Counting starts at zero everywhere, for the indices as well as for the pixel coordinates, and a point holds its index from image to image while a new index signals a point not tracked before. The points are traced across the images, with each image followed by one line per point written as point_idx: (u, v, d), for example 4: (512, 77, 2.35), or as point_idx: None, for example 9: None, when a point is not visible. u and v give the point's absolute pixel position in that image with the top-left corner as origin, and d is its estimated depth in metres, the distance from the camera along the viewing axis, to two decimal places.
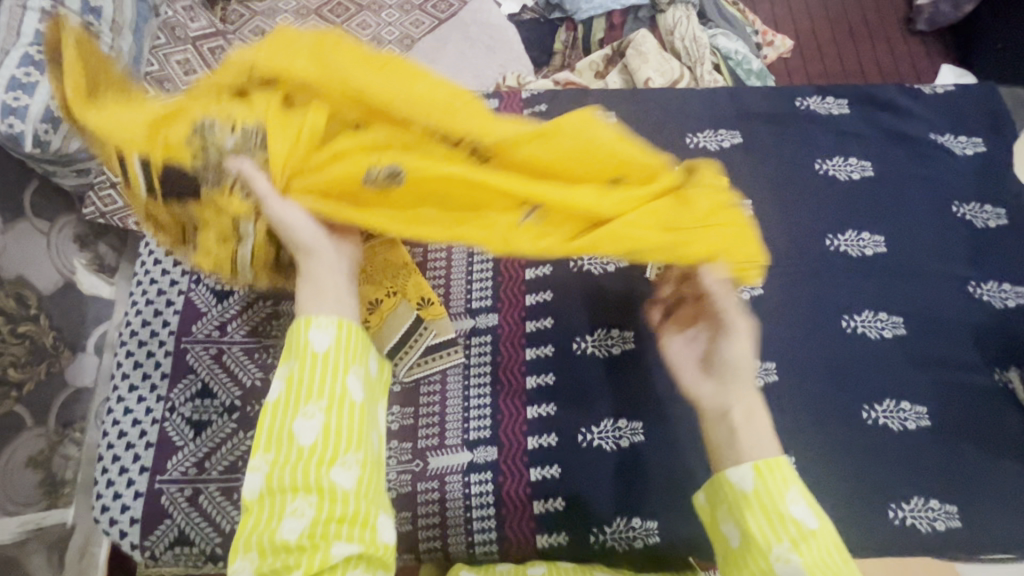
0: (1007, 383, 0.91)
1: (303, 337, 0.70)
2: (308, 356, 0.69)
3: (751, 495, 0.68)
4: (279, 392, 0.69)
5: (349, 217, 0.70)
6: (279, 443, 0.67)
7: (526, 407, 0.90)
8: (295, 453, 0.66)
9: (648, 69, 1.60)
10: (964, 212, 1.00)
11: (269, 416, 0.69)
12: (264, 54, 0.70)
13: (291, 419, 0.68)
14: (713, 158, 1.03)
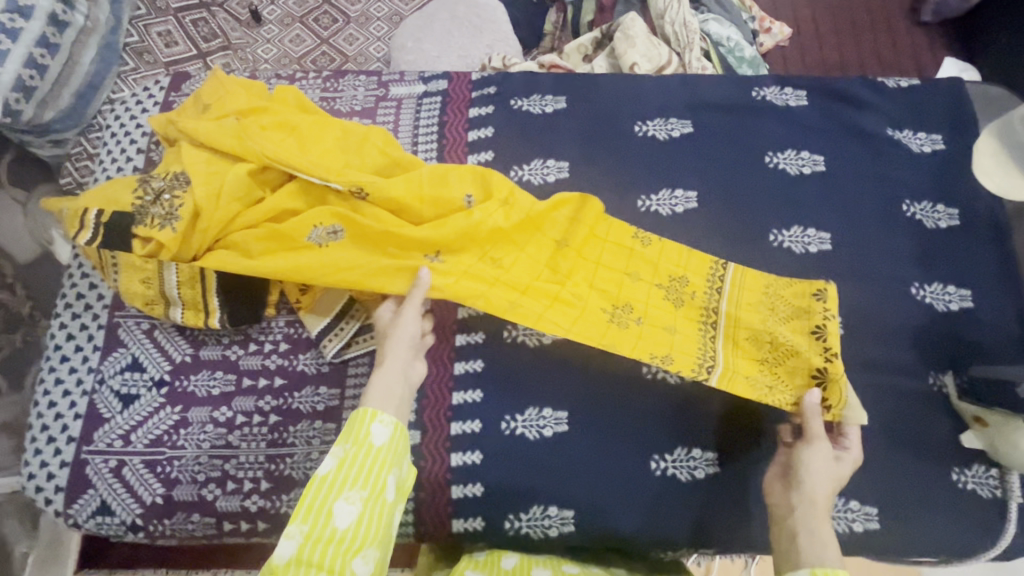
0: (942, 388, 0.90)
1: (366, 429, 0.69)
2: (366, 445, 0.68)
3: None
4: (329, 467, 0.65)
5: (296, 256, 0.86)
6: (318, 518, 0.63)
7: (453, 393, 0.90)
8: (328, 541, 0.62)
9: (635, 53, 1.51)
10: (913, 212, 0.98)
11: (313, 491, 0.64)
12: (211, 130, 0.90)
13: (333, 497, 0.64)
14: (660, 148, 1.02)
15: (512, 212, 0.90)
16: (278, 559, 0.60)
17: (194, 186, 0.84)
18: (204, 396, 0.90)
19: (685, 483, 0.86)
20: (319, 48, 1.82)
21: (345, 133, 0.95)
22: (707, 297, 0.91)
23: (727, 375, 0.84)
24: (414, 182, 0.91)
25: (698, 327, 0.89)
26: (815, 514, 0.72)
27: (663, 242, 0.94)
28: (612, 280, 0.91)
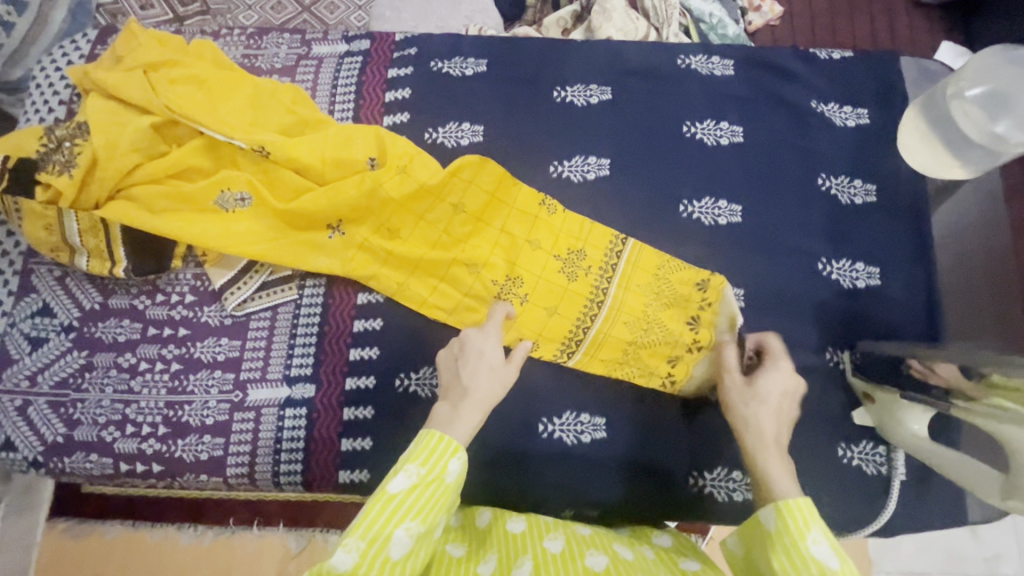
0: (838, 363, 0.89)
1: (443, 462, 0.63)
2: (437, 479, 0.62)
3: (775, 532, 0.59)
4: (400, 488, 0.60)
5: (198, 219, 0.90)
6: (375, 539, 0.57)
7: (350, 349, 0.92)
8: (377, 570, 0.57)
9: (610, 28, 1.39)
10: (830, 185, 0.96)
11: (379, 506, 0.59)
12: (115, 82, 0.90)
13: (394, 524, 0.59)
14: (577, 115, 1.01)
15: (406, 181, 0.92)
16: (331, 566, 0.55)
17: (93, 136, 0.86)
18: (110, 342, 0.92)
19: (570, 446, 0.87)
20: (301, 16, 1.65)
21: (253, 92, 0.95)
22: (600, 275, 0.92)
23: (589, 360, 0.90)
24: (317, 142, 0.92)
25: (589, 292, 0.92)
26: (772, 448, 0.68)
27: (568, 213, 0.95)
28: (511, 247, 0.93)
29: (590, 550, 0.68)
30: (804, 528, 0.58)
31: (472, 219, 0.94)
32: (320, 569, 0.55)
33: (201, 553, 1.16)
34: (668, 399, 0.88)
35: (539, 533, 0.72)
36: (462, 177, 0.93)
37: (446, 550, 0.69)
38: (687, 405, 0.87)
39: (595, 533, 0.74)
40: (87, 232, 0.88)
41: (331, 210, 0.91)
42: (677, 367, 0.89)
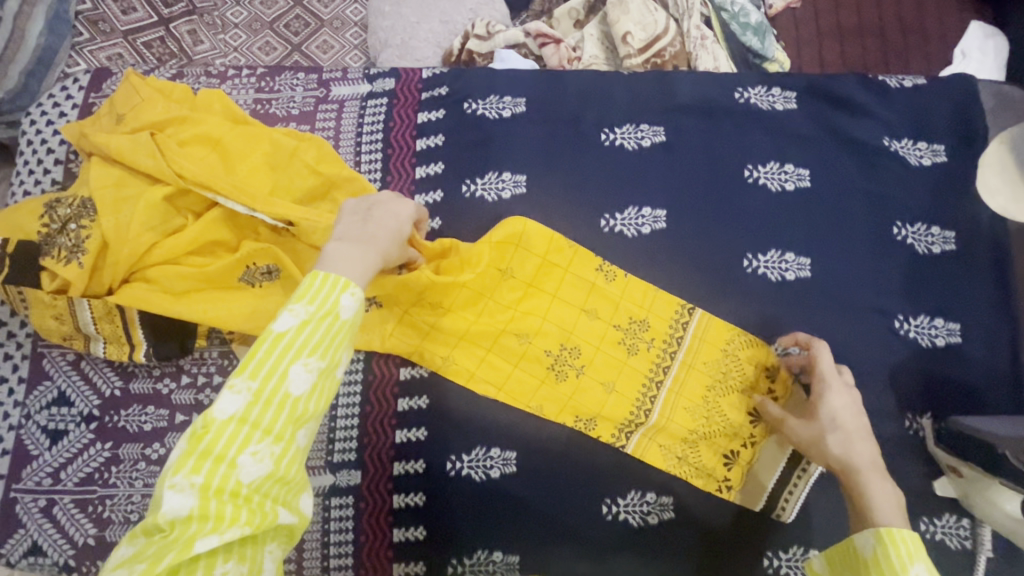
0: (917, 431, 0.84)
1: (334, 296, 0.59)
2: (331, 318, 0.58)
3: (873, 559, 0.58)
4: (290, 328, 0.57)
5: (221, 299, 0.82)
6: (269, 377, 0.55)
7: (395, 430, 0.85)
8: (232, 434, 0.53)
9: (628, 21, 1.19)
10: (906, 234, 0.89)
11: (264, 349, 0.56)
12: (117, 147, 0.80)
13: (288, 361, 0.56)
14: (628, 159, 0.92)
15: (448, 251, 0.85)
16: (220, 420, 0.53)
17: (102, 216, 0.78)
18: (135, 431, 0.85)
19: (637, 528, 0.82)
20: (294, 11, 1.42)
21: (271, 149, 0.86)
22: (664, 350, 0.86)
23: (650, 440, 0.84)
24: None
25: (650, 366, 0.86)
26: (873, 469, 0.67)
27: (628, 277, 0.88)
28: (567, 318, 0.86)
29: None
30: (904, 560, 0.56)
31: (521, 284, 0.87)
32: (204, 413, 0.53)
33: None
34: (733, 481, 0.83)
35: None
36: (509, 239, 0.87)
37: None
38: (751, 488, 0.83)
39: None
40: (104, 320, 0.80)
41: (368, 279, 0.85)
42: (747, 447, 0.84)
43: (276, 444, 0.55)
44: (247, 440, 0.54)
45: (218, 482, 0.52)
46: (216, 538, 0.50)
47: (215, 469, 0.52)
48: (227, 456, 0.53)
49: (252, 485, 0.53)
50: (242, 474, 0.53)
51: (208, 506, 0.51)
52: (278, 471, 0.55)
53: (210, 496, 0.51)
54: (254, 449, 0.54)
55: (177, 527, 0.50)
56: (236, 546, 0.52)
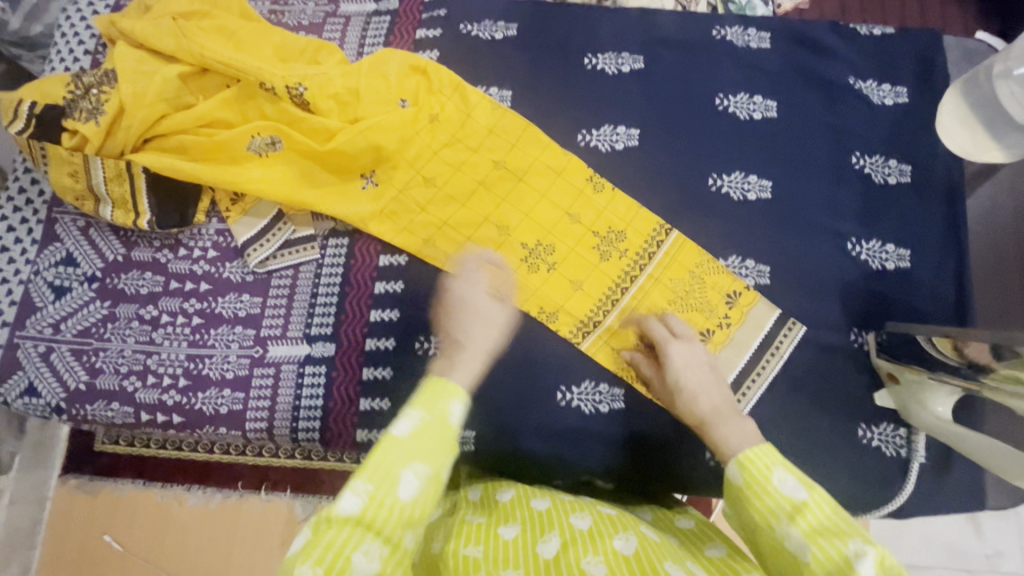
0: (862, 345, 0.88)
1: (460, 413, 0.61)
2: (449, 418, 0.59)
3: (745, 486, 0.55)
4: (454, 409, 0.60)
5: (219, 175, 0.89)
6: (435, 461, 0.56)
7: (370, 310, 0.92)
8: (443, 424, 0.58)
9: None
10: (864, 164, 0.94)
11: (433, 424, 0.58)
12: (143, 28, 0.89)
13: (448, 451, 0.58)
14: (608, 83, 0.99)
15: (456, 133, 0.96)
16: (399, 493, 0.53)
17: (122, 83, 0.85)
18: (132, 293, 0.92)
19: (587, 415, 0.89)
20: None
21: (280, 37, 0.94)
22: (634, 261, 0.92)
23: (605, 342, 0.90)
24: (353, 75, 0.92)
25: (620, 272, 0.92)
26: (720, 414, 0.68)
27: (615, 194, 0.94)
28: (549, 216, 0.94)
29: (620, 533, 0.66)
30: (767, 467, 0.55)
31: (510, 178, 0.95)
32: (388, 457, 0.54)
33: (209, 513, 1.26)
34: None
35: (535, 534, 0.66)
36: (504, 137, 0.96)
37: (460, 556, 0.62)
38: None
39: (621, 512, 0.73)
40: (114, 182, 0.88)
41: (366, 160, 0.93)
42: None
43: (433, 470, 0.56)
44: (414, 459, 0.55)
45: (384, 494, 0.52)
46: (413, 473, 0.54)
47: (383, 482, 0.53)
48: (410, 462, 0.55)
49: (412, 500, 0.53)
50: (403, 490, 0.53)
51: (413, 454, 0.55)
52: (429, 490, 0.55)
53: (387, 484, 0.53)
54: (413, 481, 0.54)
55: (336, 527, 0.49)
56: (415, 502, 0.54)
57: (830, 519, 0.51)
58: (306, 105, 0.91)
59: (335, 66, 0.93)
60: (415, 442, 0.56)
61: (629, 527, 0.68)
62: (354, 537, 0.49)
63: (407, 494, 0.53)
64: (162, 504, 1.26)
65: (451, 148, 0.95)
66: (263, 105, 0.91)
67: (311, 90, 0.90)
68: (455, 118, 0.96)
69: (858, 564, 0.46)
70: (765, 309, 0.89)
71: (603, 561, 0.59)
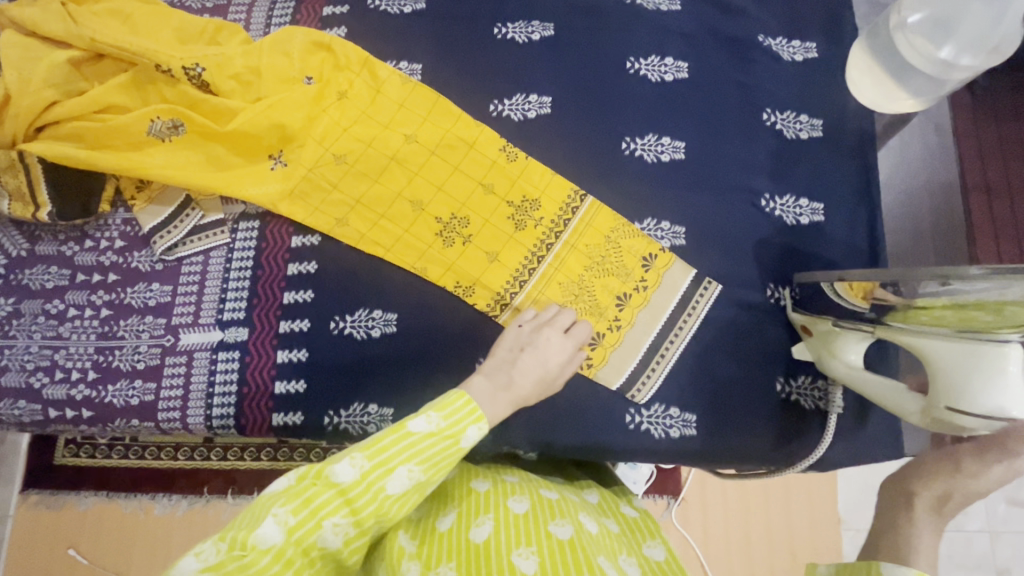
0: (778, 300, 0.89)
1: (466, 423, 0.62)
2: (456, 437, 0.61)
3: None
4: (467, 433, 0.61)
5: (117, 162, 0.87)
6: (428, 470, 0.59)
7: (284, 292, 0.90)
8: (452, 442, 0.61)
9: None
10: (775, 120, 0.94)
11: (437, 444, 0.59)
12: (31, 14, 0.87)
13: (445, 468, 0.60)
14: (518, 52, 0.98)
15: (365, 109, 0.94)
16: (386, 488, 0.56)
17: (7, 71, 0.83)
18: (38, 289, 0.90)
19: None
20: None
21: (177, 18, 0.92)
22: (550, 229, 0.91)
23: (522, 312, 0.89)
24: (253, 54, 0.90)
25: (535, 241, 0.91)
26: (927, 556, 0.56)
27: (529, 162, 0.93)
28: (463, 189, 0.93)
29: (556, 518, 0.67)
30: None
31: (422, 152, 0.94)
32: (397, 432, 0.58)
33: (177, 521, 1.23)
34: (594, 359, 0.87)
35: (468, 518, 0.67)
36: (415, 111, 0.95)
37: (397, 545, 0.63)
38: (612, 367, 0.87)
39: (562, 498, 0.73)
40: (8, 175, 0.86)
41: (271, 139, 0.91)
42: (612, 330, 0.88)
43: (423, 477, 0.59)
44: (411, 458, 0.58)
45: (375, 480, 0.56)
46: (405, 475, 0.57)
47: (377, 468, 0.56)
48: (408, 461, 0.57)
49: (395, 496, 0.57)
50: (391, 485, 0.57)
51: (412, 454, 0.58)
52: (410, 495, 0.58)
53: (380, 473, 0.56)
54: (403, 484, 0.57)
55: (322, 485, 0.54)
56: (398, 495, 0.57)
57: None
58: (206, 87, 0.89)
59: (236, 45, 0.91)
60: (421, 447, 0.59)
61: (563, 510, 0.70)
62: (332, 505, 0.54)
63: (400, 485, 0.57)
64: (127, 515, 1.24)
65: (360, 124, 0.94)
66: (163, 89, 0.89)
67: (208, 70, 0.88)
68: (364, 95, 0.95)
69: None
70: (682, 270, 0.89)
71: (535, 553, 0.61)
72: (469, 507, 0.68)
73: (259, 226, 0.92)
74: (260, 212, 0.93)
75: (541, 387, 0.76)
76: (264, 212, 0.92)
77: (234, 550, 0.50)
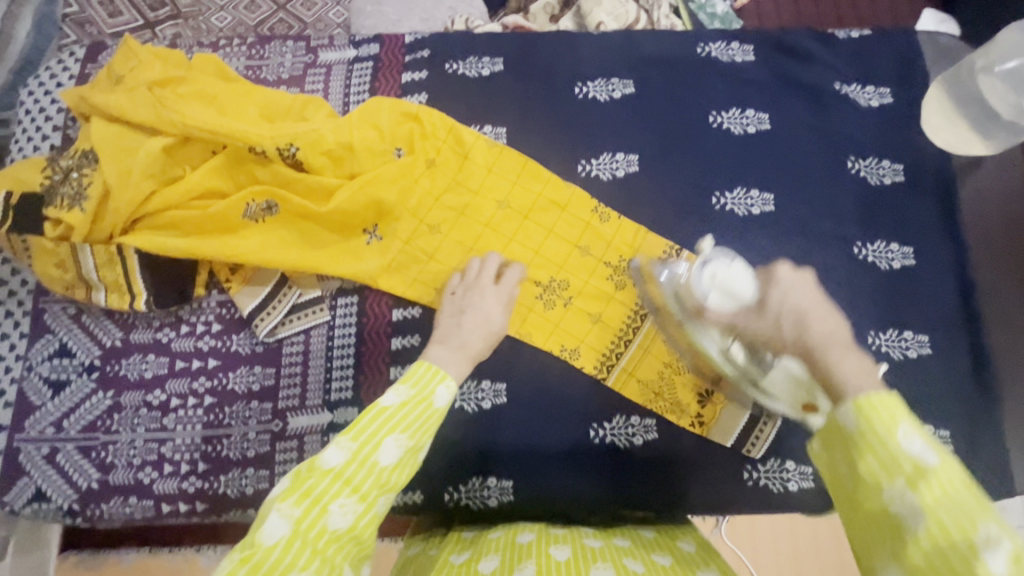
0: (880, 347, 0.90)
1: (431, 386, 0.66)
2: (427, 401, 0.65)
3: (859, 434, 0.50)
4: (436, 395, 0.66)
5: (214, 249, 0.85)
6: (411, 435, 0.63)
7: (389, 367, 0.89)
8: (426, 404, 0.65)
9: (601, 13, 1.20)
10: (859, 168, 0.96)
11: (415, 411, 0.64)
12: (118, 101, 0.85)
13: (424, 433, 0.65)
14: (601, 111, 0.98)
15: (455, 176, 0.94)
16: (377, 460, 0.60)
17: (103, 165, 0.82)
18: (136, 380, 0.88)
19: (623, 449, 0.87)
20: (276, 14, 1.47)
21: (263, 95, 0.91)
22: (649, 286, 0.92)
23: (630, 374, 0.89)
24: (344, 128, 0.89)
25: (636, 301, 0.92)
26: (833, 344, 0.59)
27: (622, 221, 0.94)
28: (559, 251, 0.93)
29: (599, 564, 0.67)
30: (895, 412, 0.49)
31: (515, 216, 0.94)
32: (372, 408, 0.63)
33: None
34: (705, 416, 0.88)
35: (510, 567, 0.67)
36: (504, 175, 0.95)
37: None
38: (723, 425, 0.88)
39: (606, 546, 0.73)
40: (105, 268, 0.84)
41: (367, 213, 0.90)
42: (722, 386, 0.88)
43: (411, 443, 0.63)
44: (393, 430, 0.62)
45: (365, 459, 0.59)
46: (394, 445, 0.61)
47: (365, 445, 0.60)
48: (391, 431, 0.62)
49: (387, 469, 0.61)
50: (383, 457, 0.61)
51: (396, 425, 0.62)
52: (401, 466, 0.62)
53: (369, 449, 0.60)
54: (393, 452, 0.61)
55: (317, 474, 0.57)
56: (389, 467, 0.61)
57: (959, 490, 0.45)
58: (299, 165, 0.88)
59: (324, 120, 0.90)
60: (402, 414, 0.63)
61: (609, 557, 0.70)
62: (328, 488, 0.57)
63: (391, 455, 0.61)
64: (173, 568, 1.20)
65: (453, 193, 0.94)
66: (254, 169, 0.88)
67: (301, 150, 0.87)
68: (453, 161, 0.95)
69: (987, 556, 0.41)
70: None
71: None
72: (512, 556, 0.69)
73: (358, 301, 0.91)
74: (356, 290, 0.92)
75: (491, 343, 0.82)
76: (361, 288, 0.92)
77: (244, 553, 0.53)
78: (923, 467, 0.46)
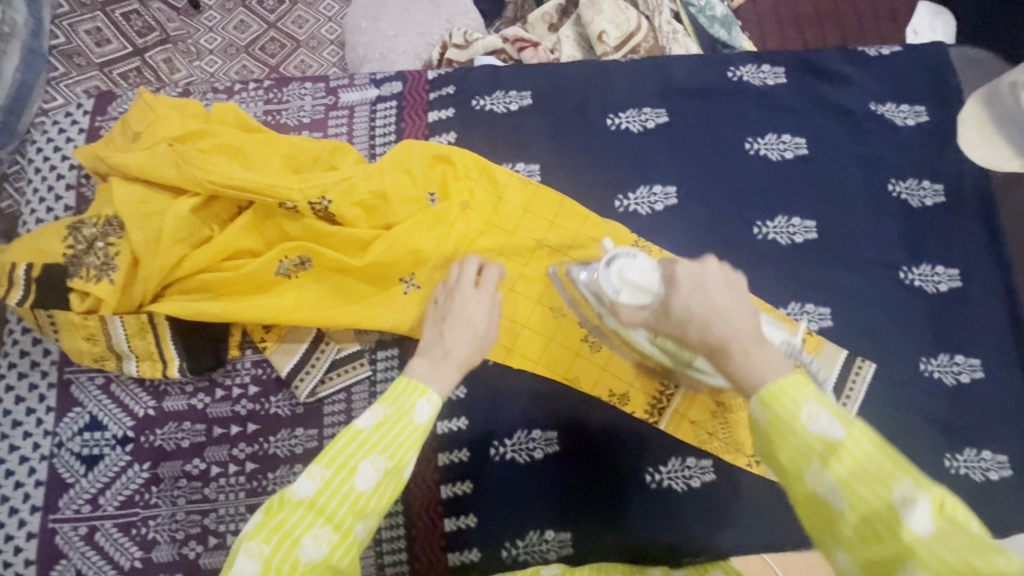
0: (932, 373, 0.89)
1: (412, 401, 0.61)
2: (406, 418, 0.60)
3: (769, 426, 0.52)
4: (416, 411, 0.61)
5: (248, 310, 0.81)
6: (387, 456, 0.59)
7: (436, 422, 0.86)
8: (406, 421, 0.60)
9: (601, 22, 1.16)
10: (900, 190, 0.94)
11: (390, 432, 0.59)
12: (139, 161, 0.81)
13: (406, 449, 0.60)
14: (634, 142, 0.96)
15: (489, 218, 0.91)
16: (352, 487, 0.57)
17: (131, 231, 0.78)
18: (172, 449, 0.84)
19: (681, 493, 0.85)
20: (268, 34, 1.41)
21: (288, 144, 0.87)
22: None
23: (683, 415, 0.87)
24: (376, 175, 0.86)
25: None
26: (745, 337, 0.58)
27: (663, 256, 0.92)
28: None
29: None
30: (798, 397, 0.52)
31: (554, 256, 0.91)
32: (346, 430, 0.60)
33: None
34: None
35: None
36: (541, 214, 0.92)
37: None
38: None
39: None
40: (140, 336, 0.81)
41: (405, 263, 0.86)
42: None
43: (390, 464, 0.59)
44: (366, 453, 0.58)
45: (335, 487, 0.57)
46: (369, 469, 0.58)
47: (337, 473, 0.57)
48: (366, 454, 0.58)
49: (361, 493, 0.57)
50: (357, 483, 0.57)
51: (370, 447, 0.58)
52: (380, 488, 0.59)
53: (342, 477, 0.57)
54: (369, 478, 0.58)
55: (287, 507, 0.56)
56: (365, 492, 0.58)
57: (869, 457, 0.49)
58: (332, 217, 0.85)
59: (354, 167, 0.86)
60: (376, 435, 0.59)
61: None
62: (298, 519, 0.56)
63: (366, 480, 0.58)
64: None
65: (490, 235, 0.91)
66: (285, 224, 0.85)
67: (332, 201, 0.84)
68: (487, 203, 0.92)
69: (907, 514, 0.45)
70: (833, 353, 0.89)
71: None
72: None
73: (398, 354, 0.88)
74: (396, 342, 0.89)
75: (480, 347, 0.72)
76: (402, 340, 0.89)
77: None
78: (833, 444, 0.49)
